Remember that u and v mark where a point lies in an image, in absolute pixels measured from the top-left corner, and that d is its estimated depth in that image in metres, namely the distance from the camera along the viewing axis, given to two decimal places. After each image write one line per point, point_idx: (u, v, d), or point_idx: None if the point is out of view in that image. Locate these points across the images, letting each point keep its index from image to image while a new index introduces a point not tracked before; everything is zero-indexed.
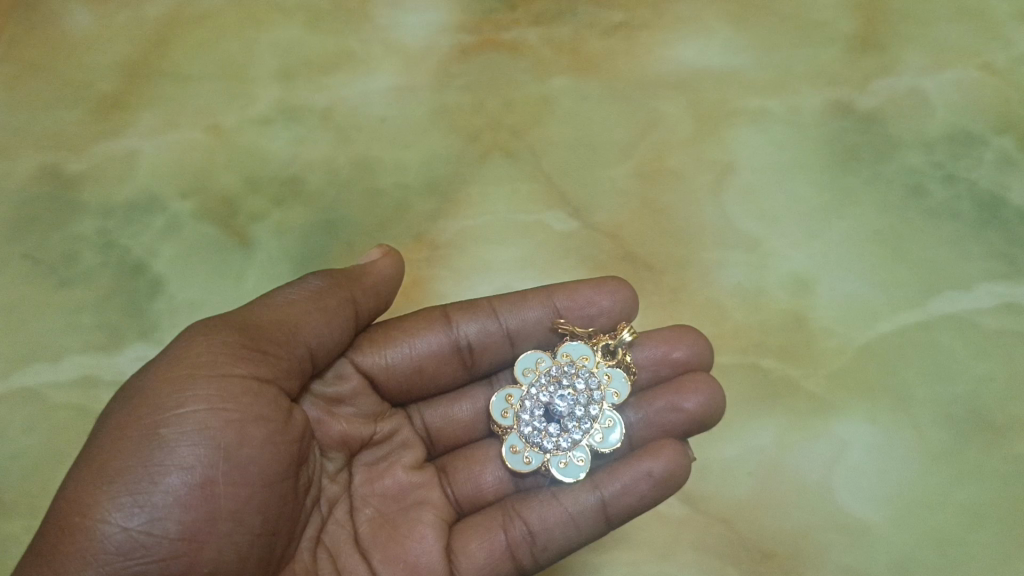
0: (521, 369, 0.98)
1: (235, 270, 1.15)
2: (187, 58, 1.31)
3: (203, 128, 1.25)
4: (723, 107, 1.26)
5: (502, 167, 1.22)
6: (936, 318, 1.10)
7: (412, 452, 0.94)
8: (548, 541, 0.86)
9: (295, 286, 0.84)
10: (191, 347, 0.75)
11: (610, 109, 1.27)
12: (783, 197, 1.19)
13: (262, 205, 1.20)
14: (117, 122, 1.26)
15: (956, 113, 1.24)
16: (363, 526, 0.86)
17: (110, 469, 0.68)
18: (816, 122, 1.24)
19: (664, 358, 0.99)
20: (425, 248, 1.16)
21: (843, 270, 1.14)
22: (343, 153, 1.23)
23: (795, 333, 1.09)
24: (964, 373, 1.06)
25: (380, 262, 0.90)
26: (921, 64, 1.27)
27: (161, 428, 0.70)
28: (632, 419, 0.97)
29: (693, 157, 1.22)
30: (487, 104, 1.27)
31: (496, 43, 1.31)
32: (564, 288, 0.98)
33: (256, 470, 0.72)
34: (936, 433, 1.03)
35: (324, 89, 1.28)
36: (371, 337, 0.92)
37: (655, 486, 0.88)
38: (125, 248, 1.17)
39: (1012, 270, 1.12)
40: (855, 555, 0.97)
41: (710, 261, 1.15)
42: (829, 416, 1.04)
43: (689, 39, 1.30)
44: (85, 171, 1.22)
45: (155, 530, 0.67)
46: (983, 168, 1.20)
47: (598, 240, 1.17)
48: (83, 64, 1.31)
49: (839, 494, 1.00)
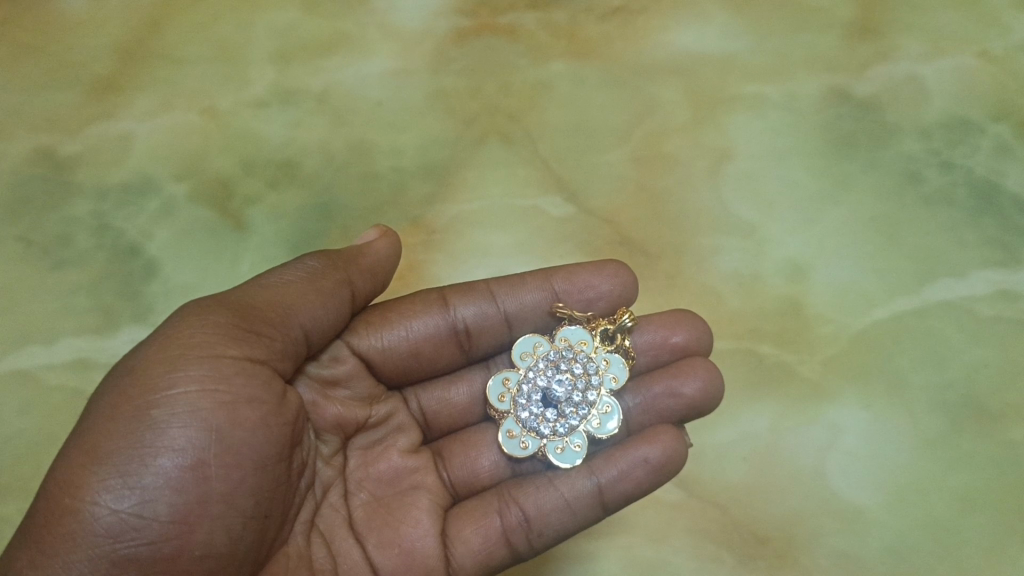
0: (519, 353, 0.98)
1: (231, 254, 1.15)
2: (182, 40, 1.30)
3: (198, 111, 1.24)
4: (721, 93, 1.25)
5: (499, 152, 1.21)
6: (932, 304, 1.10)
7: (407, 435, 0.93)
8: (544, 527, 0.86)
9: (291, 267, 0.83)
10: (183, 327, 0.74)
11: (608, 95, 1.26)
12: (779, 183, 1.19)
13: (258, 188, 1.19)
14: (112, 104, 1.25)
15: (954, 101, 1.24)
16: (358, 511, 0.86)
17: (100, 450, 0.68)
18: (814, 108, 1.24)
19: (663, 344, 0.99)
20: (422, 232, 1.16)
21: (839, 257, 1.14)
22: (339, 136, 1.23)
23: (791, 319, 1.09)
24: (959, 360, 1.06)
25: (377, 243, 0.90)
26: (919, 51, 1.27)
27: (151, 409, 0.69)
28: (630, 404, 0.97)
29: (691, 143, 1.22)
30: (484, 88, 1.26)
31: (493, 27, 1.30)
32: (563, 271, 0.98)
33: (248, 452, 0.72)
34: (931, 419, 1.03)
35: (321, 71, 1.27)
36: (368, 319, 0.92)
37: (651, 472, 0.88)
38: (120, 230, 1.17)
39: (1008, 258, 1.12)
40: (848, 541, 0.97)
41: (706, 247, 1.15)
42: (825, 402, 1.04)
43: (687, 24, 1.30)
44: (79, 153, 1.21)
45: (145, 512, 0.66)
46: (980, 155, 1.20)
47: (594, 225, 1.17)
48: (78, 45, 1.30)
49: (833, 479, 1.01)
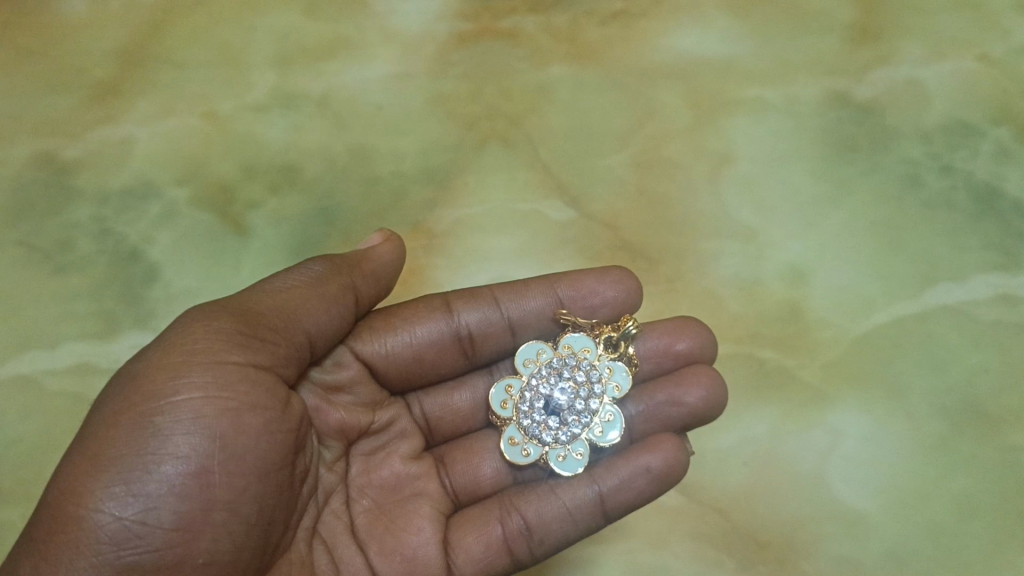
0: (522, 360, 0.98)
1: (233, 259, 1.15)
2: (183, 44, 1.30)
3: (200, 115, 1.24)
4: (721, 97, 1.25)
5: (500, 156, 1.21)
6: (932, 308, 1.10)
7: (410, 441, 0.93)
8: (545, 535, 0.87)
9: (294, 272, 0.84)
10: (187, 333, 0.74)
11: (608, 99, 1.26)
12: (780, 187, 1.19)
13: (260, 192, 1.19)
14: (113, 109, 1.25)
15: (954, 105, 1.24)
16: (360, 517, 0.86)
17: (103, 457, 0.68)
18: (815, 112, 1.24)
19: (666, 351, 0.99)
20: (423, 236, 1.16)
21: (840, 261, 1.14)
22: (340, 140, 1.23)
23: (791, 323, 1.10)
24: (959, 364, 1.07)
25: (381, 248, 0.90)
26: (919, 54, 1.27)
27: (155, 416, 0.69)
28: (633, 412, 0.97)
29: (691, 147, 1.22)
30: (485, 92, 1.26)
31: (493, 31, 1.30)
32: (568, 278, 0.98)
33: (252, 460, 0.72)
34: (930, 422, 1.04)
35: (322, 75, 1.27)
36: (372, 324, 0.92)
37: (653, 481, 0.88)
38: (121, 235, 1.17)
39: (1008, 261, 1.13)
40: (849, 545, 0.97)
41: (706, 251, 1.15)
42: (825, 407, 1.05)
43: (688, 28, 1.30)
44: (80, 158, 1.21)
45: (148, 520, 0.67)
46: (980, 159, 1.20)
47: (595, 230, 1.17)
48: (79, 50, 1.30)
49: (833, 484, 1.01)
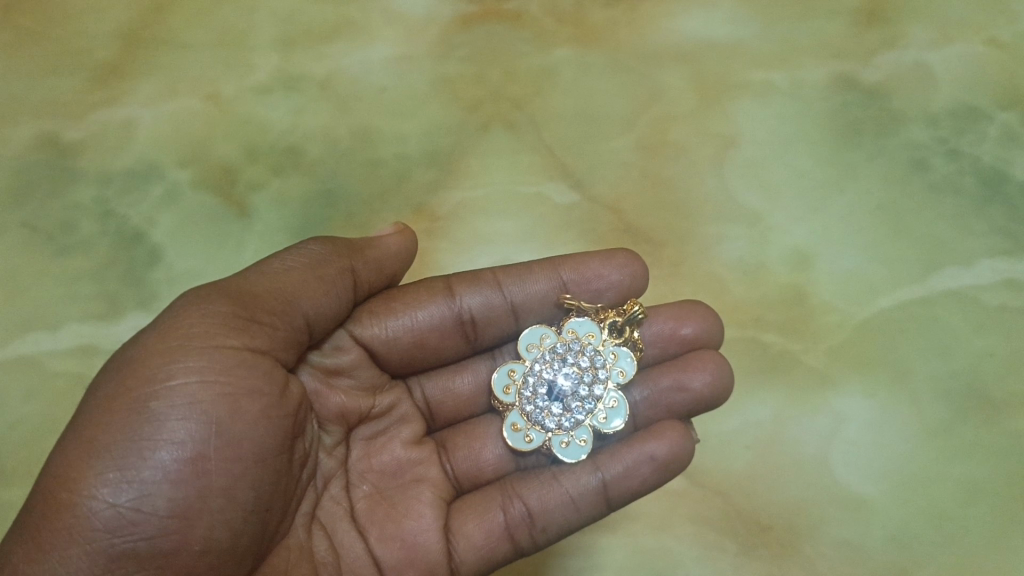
0: (526, 345, 0.97)
1: (235, 240, 1.14)
2: (184, 25, 1.29)
3: (202, 97, 1.23)
4: (727, 80, 1.24)
5: (503, 139, 1.20)
6: (938, 293, 1.09)
7: (411, 426, 0.93)
8: (547, 522, 0.86)
9: (293, 254, 0.83)
10: (183, 317, 0.74)
11: (612, 82, 1.25)
12: (784, 171, 1.18)
13: (262, 174, 1.18)
14: (114, 90, 1.24)
15: (961, 88, 1.22)
16: (360, 503, 0.86)
17: (98, 443, 0.67)
18: (821, 95, 1.23)
19: (672, 335, 0.98)
20: (425, 219, 1.16)
21: (844, 245, 1.13)
22: (342, 123, 1.22)
23: (795, 307, 1.09)
24: (964, 348, 1.06)
25: (391, 237, 0.91)
26: (925, 37, 1.25)
27: (150, 401, 0.69)
28: (637, 398, 0.96)
29: (697, 131, 1.21)
30: (488, 75, 1.25)
31: (497, 13, 1.29)
32: (572, 262, 0.97)
33: (249, 446, 0.72)
34: (934, 407, 1.03)
35: (323, 57, 1.26)
36: (372, 308, 0.91)
37: (657, 468, 0.88)
38: (123, 217, 1.16)
39: (1014, 245, 1.12)
40: (852, 530, 0.97)
41: (710, 234, 1.14)
42: (830, 390, 1.04)
43: (693, 10, 1.28)
44: (82, 139, 1.21)
45: (143, 507, 0.66)
46: (986, 143, 1.19)
47: (598, 213, 1.16)
48: (81, 31, 1.29)
49: (836, 468, 1.00)
